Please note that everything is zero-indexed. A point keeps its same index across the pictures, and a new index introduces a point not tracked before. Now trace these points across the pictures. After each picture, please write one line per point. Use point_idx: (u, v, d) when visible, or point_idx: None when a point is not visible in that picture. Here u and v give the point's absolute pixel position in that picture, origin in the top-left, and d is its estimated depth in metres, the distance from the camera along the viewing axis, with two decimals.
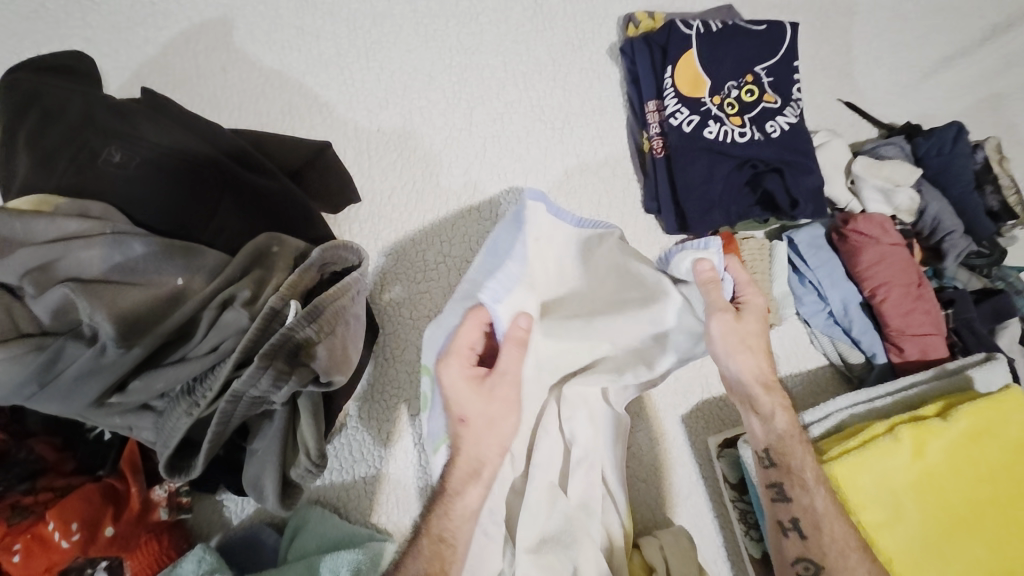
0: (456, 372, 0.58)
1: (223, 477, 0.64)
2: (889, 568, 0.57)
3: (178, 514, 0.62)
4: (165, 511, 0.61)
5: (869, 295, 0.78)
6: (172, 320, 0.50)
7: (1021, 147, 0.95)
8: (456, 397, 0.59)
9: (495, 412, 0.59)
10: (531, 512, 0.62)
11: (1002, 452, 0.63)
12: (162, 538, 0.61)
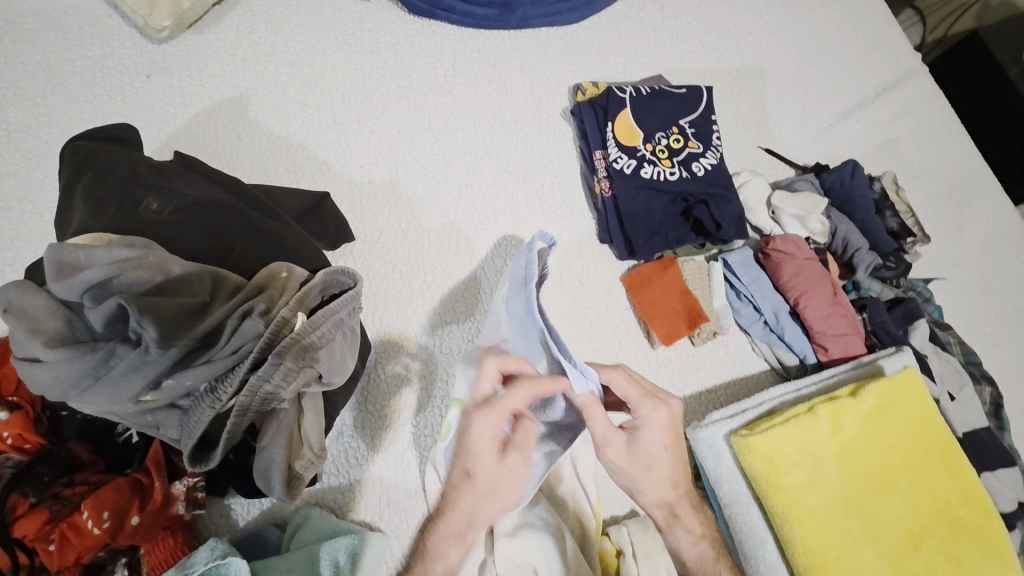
0: (486, 425, 0.61)
1: (233, 480, 0.72)
2: (816, 523, 0.67)
3: (193, 509, 0.69)
4: (183, 505, 0.68)
5: (793, 305, 0.91)
6: (202, 326, 0.62)
7: (917, 180, 1.13)
8: (477, 449, 0.62)
9: (505, 475, 0.62)
10: None
11: (906, 423, 0.74)
12: (177, 534, 0.68)
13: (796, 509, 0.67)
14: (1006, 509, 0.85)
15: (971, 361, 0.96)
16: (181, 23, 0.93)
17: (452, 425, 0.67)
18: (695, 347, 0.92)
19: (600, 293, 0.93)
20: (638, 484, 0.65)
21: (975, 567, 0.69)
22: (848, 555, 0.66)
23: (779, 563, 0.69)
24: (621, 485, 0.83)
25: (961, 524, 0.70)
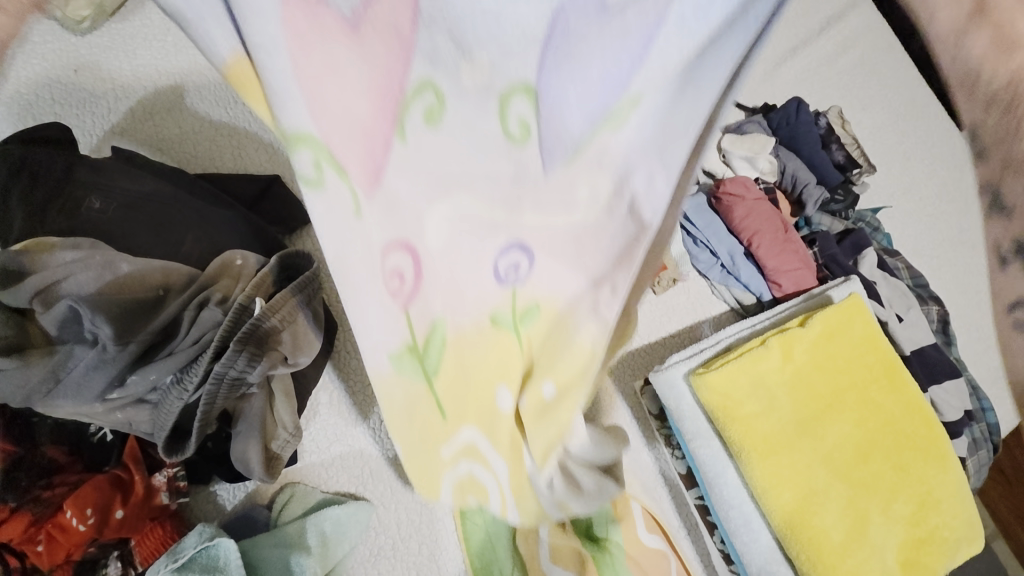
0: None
1: (216, 468, 0.73)
2: (771, 447, 0.71)
3: (177, 498, 0.71)
4: (166, 495, 0.70)
5: (747, 246, 0.94)
6: (158, 320, 0.63)
7: (863, 113, 1.15)
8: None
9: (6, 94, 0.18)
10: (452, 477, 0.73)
11: (853, 346, 0.78)
12: (166, 523, 0.70)
13: (750, 435, 0.71)
14: (952, 418, 0.90)
15: (918, 284, 1.01)
16: (103, 11, 0.89)
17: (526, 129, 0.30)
18: (658, 295, 0.96)
19: None
20: None
21: (919, 472, 0.74)
22: (802, 473, 0.71)
23: (740, 487, 0.73)
24: None
25: (906, 435, 0.75)
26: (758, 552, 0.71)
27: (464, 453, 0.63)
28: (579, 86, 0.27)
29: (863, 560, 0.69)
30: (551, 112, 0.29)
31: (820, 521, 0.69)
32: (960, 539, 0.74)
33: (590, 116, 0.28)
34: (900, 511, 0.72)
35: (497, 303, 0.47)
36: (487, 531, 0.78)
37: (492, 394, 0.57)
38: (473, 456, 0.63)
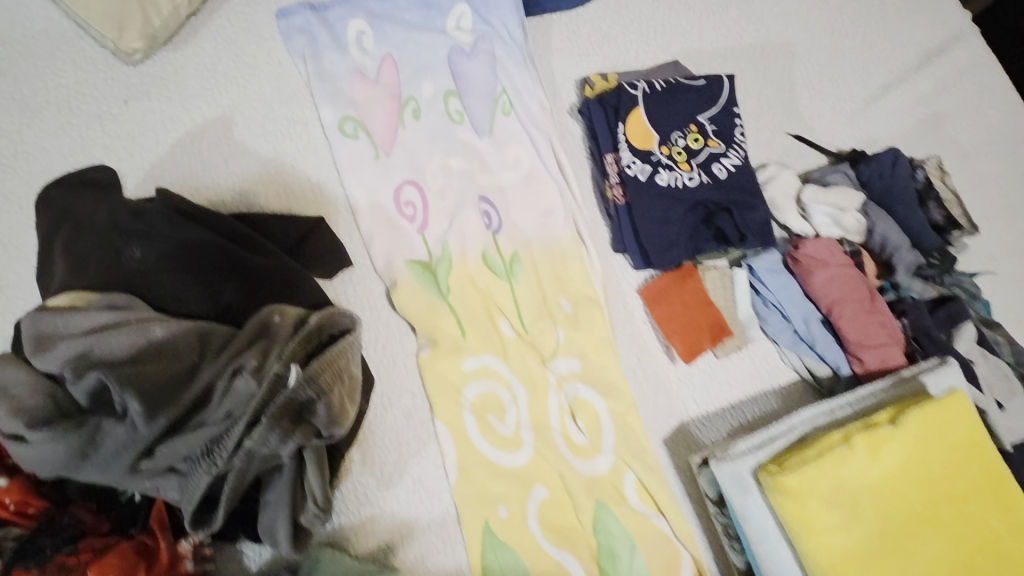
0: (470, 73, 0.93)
1: (241, 528, 0.68)
2: (844, 565, 0.62)
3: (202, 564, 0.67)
4: (190, 561, 0.67)
5: (825, 312, 0.85)
6: (191, 390, 0.59)
7: (965, 159, 1.02)
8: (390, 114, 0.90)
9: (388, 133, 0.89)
10: (475, 483, 0.79)
11: (954, 452, 0.67)
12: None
13: (825, 550, 0.62)
14: None
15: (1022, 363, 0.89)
16: (155, 42, 0.86)
17: (458, 110, 0.91)
18: (719, 360, 0.88)
19: (614, 310, 0.88)
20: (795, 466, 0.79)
21: None
22: None
23: None
24: (649, 511, 0.78)
25: (1009, 555, 0.65)
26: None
27: (482, 374, 0.82)
28: (476, 81, 0.93)
29: None
30: (465, 95, 0.92)
31: None
32: None
33: (518, 216, 0.88)
34: None
35: (486, 239, 0.86)
36: None
37: (497, 324, 0.83)
38: (491, 378, 0.81)
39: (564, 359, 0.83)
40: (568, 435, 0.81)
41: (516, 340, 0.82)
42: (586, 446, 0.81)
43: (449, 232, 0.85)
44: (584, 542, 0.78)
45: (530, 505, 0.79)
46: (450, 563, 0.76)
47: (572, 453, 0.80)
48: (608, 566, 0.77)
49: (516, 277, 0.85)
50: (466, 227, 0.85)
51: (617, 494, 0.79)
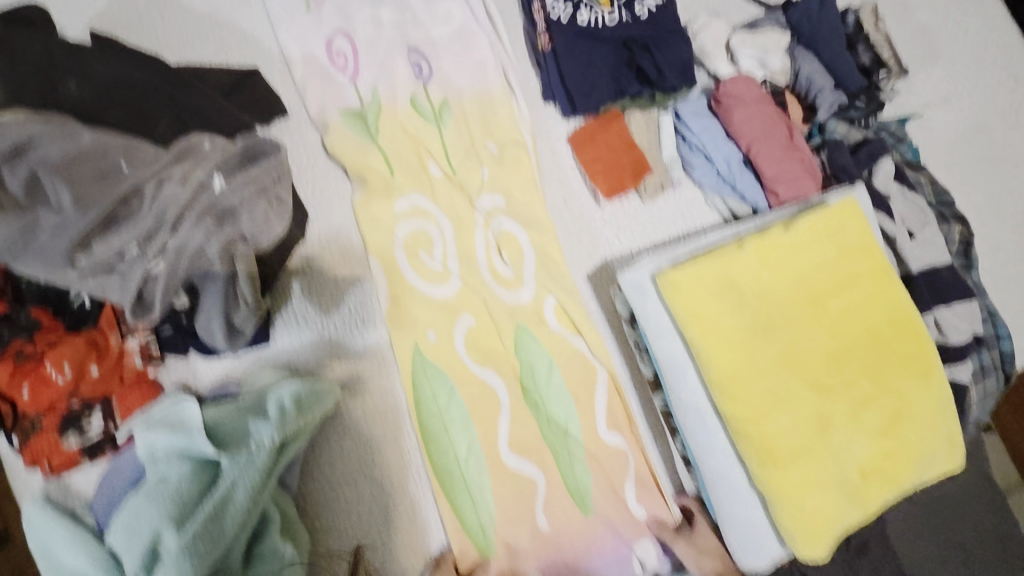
0: None
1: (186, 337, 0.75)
2: (730, 348, 0.66)
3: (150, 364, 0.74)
4: (139, 359, 0.73)
5: (745, 153, 0.88)
6: (118, 190, 0.64)
7: (904, 10, 1.02)
8: None
9: None
10: (408, 313, 0.85)
11: (842, 251, 0.70)
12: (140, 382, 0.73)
13: (711, 335, 0.66)
14: (957, 342, 0.84)
15: (941, 201, 0.91)
16: None
17: None
18: (646, 204, 0.91)
19: (544, 158, 0.91)
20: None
21: (897, 382, 0.67)
22: (765, 376, 0.66)
23: (699, 387, 0.69)
24: (569, 335, 0.85)
25: (890, 342, 0.68)
26: (723, 484, 0.68)
27: (413, 214, 0.87)
28: None
29: (818, 466, 0.64)
30: None
31: (774, 425, 0.64)
32: (933, 453, 0.67)
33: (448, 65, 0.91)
34: (868, 423, 0.66)
35: (416, 87, 0.89)
36: (442, 418, 0.83)
37: (426, 166, 0.87)
38: (422, 218, 0.87)
39: (489, 196, 0.88)
40: (494, 268, 0.87)
41: (444, 181, 0.88)
42: (513, 279, 0.87)
43: (379, 79, 0.88)
44: (507, 362, 0.84)
45: (460, 331, 0.85)
46: (384, 381, 0.83)
47: (497, 284, 0.86)
48: (529, 382, 0.84)
49: (445, 120, 0.89)
50: (397, 77, 0.88)
51: (539, 319, 0.85)
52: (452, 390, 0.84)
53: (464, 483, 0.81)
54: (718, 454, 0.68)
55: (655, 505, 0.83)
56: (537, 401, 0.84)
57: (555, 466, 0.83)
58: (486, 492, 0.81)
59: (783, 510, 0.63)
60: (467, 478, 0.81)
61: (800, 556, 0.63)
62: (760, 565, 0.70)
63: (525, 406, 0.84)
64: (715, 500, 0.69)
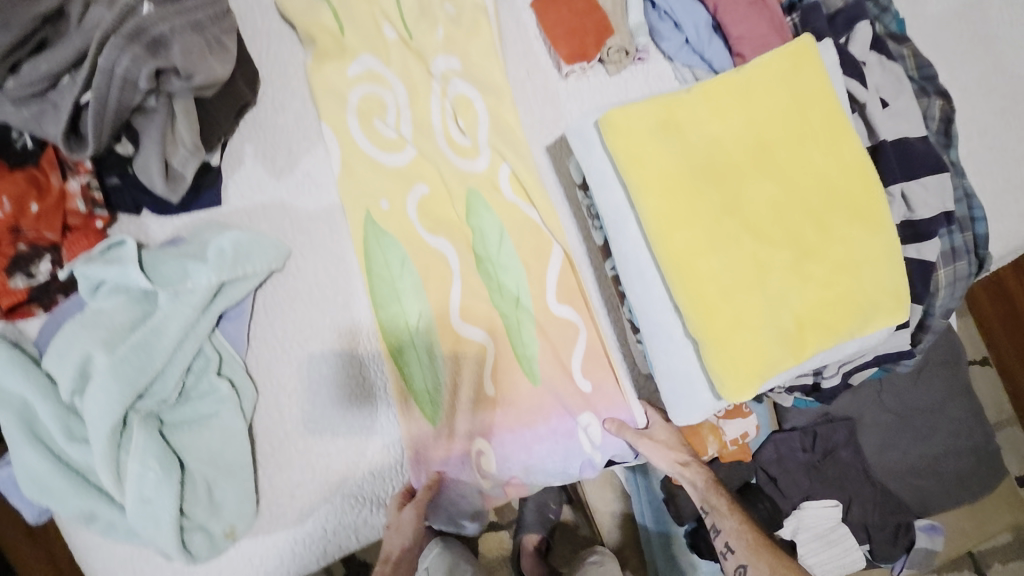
0: None
1: (133, 185, 0.74)
2: (669, 190, 0.64)
3: (94, 208, 0.72)
4: (82, 203, 0.71)
5: (713, 16, 0.84)
6: (41, 9, 0.65)
7: None
8: None
9: None
10: (358, 180, 0.82)
11: (795, 99, 0.68)
12: (86, 225, 0.72)
13: (649, 175, 0.64)
14: (925, 217, 0.81)
15: (923, 76, 0.87)
16: None
17: None
18: (611, 77, 0.86)
19: (505, 25, 0.87)
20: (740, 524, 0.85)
21: (842, 232, 0.65)
22: (703, 218, 0.64)
23: (639, 237, 0.67)
24: (523, 203, 0.82)
25: (842, 194, 0.66)
26: (659, 335, 0.68)
27: (366, 78, 0.84)
28: None
29: (753, 311, 0.64)
30: None
31: (708, 266, 0.63)
32: (877, 307, 0.66)
33: None
34: (810, 273, 0.65)
35: None
36: (394, 286, 0.81)
37: (380, 28, 0.84)
38: (376, 82, 0.84)
39: (445, 60, 0.85)
40: (450, 135, 0.84)
41: (399, 44, 0.84)
42: (467, 146, 0.83)
43: None
44: (459, 230, 0.82)
45: (413, 198, 0.83)
46: (332, 246, 0.81)
47: (450, 151, 0.83)
48: (481, 250, 0.82)
49: None
50: None
51: (492, 186, 0.82)
52: (403, 257, 0.82)
53: (414, 346, 0.80)
54: (658, 306, 0.68)
55: (602, 377, 0.80)
56: (491, 269, 0.82)
57: (505, 334, 0.81)
58: (437, 357, 0.80)
59: (713, 350, 0.62)
60: (416, 344, 0.80)
61: (728, 396, 0.63)
62: (695, 420, 0.70)
63: (476, 275, 0.82)
64: (653, 352, 0.69)
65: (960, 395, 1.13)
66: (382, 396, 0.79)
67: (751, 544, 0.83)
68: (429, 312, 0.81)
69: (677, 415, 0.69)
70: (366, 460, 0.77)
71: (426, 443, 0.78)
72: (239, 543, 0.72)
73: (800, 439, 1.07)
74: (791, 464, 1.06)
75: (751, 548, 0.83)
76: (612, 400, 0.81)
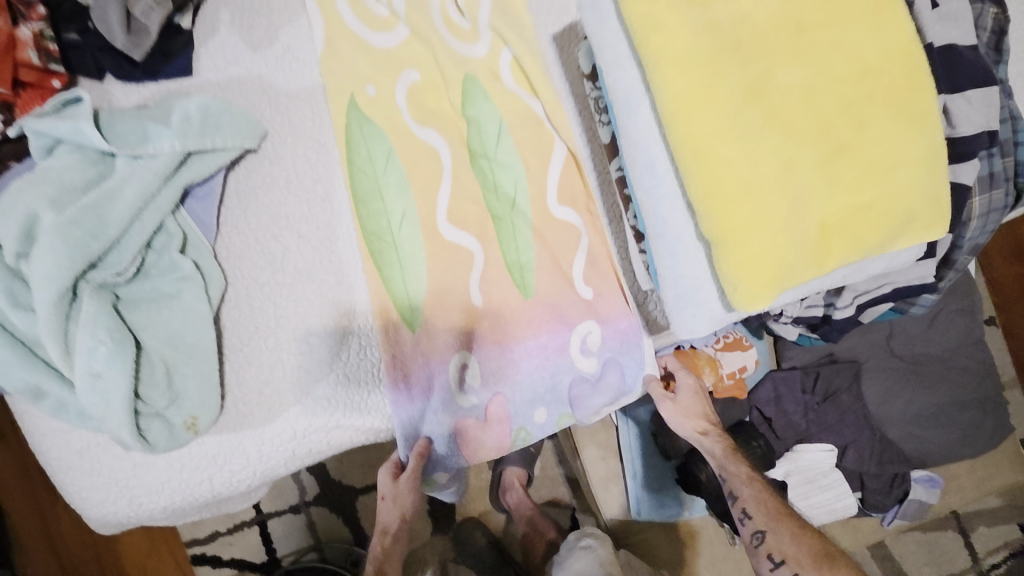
0: None
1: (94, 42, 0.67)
2: (689, 65, 0.55)
3: (49, 62, 0.64)
4: (35, 54, 0.63)
5: None
6: None
7: None
8: None
9: None
10: (343, 59, 0.74)
11: None
12: (42, 81, 0.64)
13: (667, 47, 0.55)
14: (968, 134, 0.73)
15: None
16: None
17: None
18: None
19: None
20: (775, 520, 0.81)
21: (880, 129, 0.58)
22: (726, 101, 0.55)
23: (651, 125, 0.60)
24: (524, 94, 0.75)
25: (883, 84, 0.58)
26: (667, 234, 0.62)
27: None
28: None
29: (776, 209, 0.55)
30: None
31: (728, 155, 0.55)
32: (910, 216, 0.59)
33: None
34: (842, 171, 0.57)
35: None
36: (377, 181, 0.73)
37: None
38: None
39: None
40: (447, 15, 0.75)
41: None
42: (467, 29, 0.76)
43: None
44: (451, 122, 0.75)
45: (403, 83, 0.74)
46: (313, 131, 0.74)
47: (448, 32, 0.75)
48: (476, 144, 0.75)
49: None
50: None
51: (491, 74, 0.75)
52: (388, 149, 0.73)
53: (396, 248, 0.72)
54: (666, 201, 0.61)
55: (603, 286, 0.77)
56: (485, 166, 0.75)
57: (496, 241, 0.75)
58: (418, 261, 0.72)
59: (727, 251, 0.55)
60: (399, 246, 0.72)
61: (739, 304, 0.56)
62: (700, 333, 0.65)
63: (467, 172, 0.75)
64: (658, 256, 0.63)
65: (972, 344, 1.10)
66: (361, 295, 0.73)
67: (773, 512, 0.82)
68: (416, 211, 0.73)
69: (679, 325, 0.64)
70: (341, 361, 0.72)
71: (404, 349, 0.71)
72: (203, 438, 0.69)
73: (801, 380, 1.05)
74: (789, 405, 1.05)
75: (773, 515, 0.82)
76: (615, 307, 0.77)
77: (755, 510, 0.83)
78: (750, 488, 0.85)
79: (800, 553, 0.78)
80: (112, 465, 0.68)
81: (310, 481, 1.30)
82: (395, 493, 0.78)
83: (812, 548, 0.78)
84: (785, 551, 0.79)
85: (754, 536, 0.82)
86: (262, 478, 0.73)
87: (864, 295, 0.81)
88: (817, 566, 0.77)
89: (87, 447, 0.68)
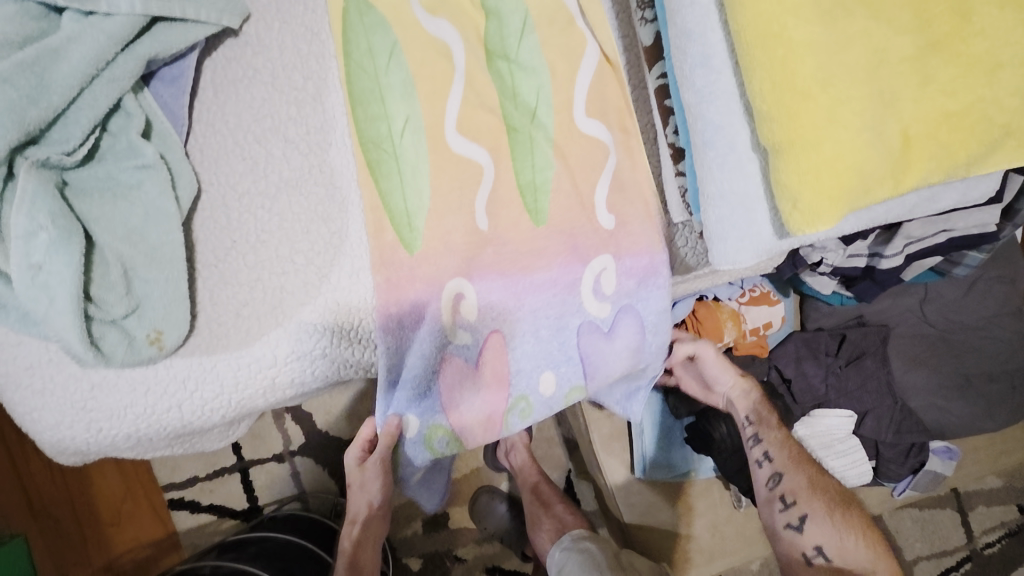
0: None
1: None
2: None
3: None
4: None
5: None
6: None
7: None
8: None
9: None
10: None
11: None
12: None
13: None
14: None
15: None
16: None
17: None
18: None
19: None
20: (796, 468, 0.83)
21: (983, 23, 0.50)
22: None
23: (710, 11, 0.51)
24: None
25: None
26: (717, 143, 0.53)
27: None
28: None
29: (856, 106, 0.48)
30: None
31: (809, 38, 0.47)
32: (1004, 130, 0.52)
33: None
34: (935, 69, 0.50)
35: None
36: (377, 80, 0.62)
37: None
38: None
39: None
40: None
41: None
42: None
43: None
44: (467, 13, 0.64)
45: None
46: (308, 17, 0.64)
47: None
48: (495, 43, 0.65)
49: None
50: None
51: None
52: (391, 42, 0.62)
53: (397, 160, 0.62)
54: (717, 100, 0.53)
55: (630, 214, 0.69)
56: (504, 69, 0.65)
57: (511, 156, 0.66)
58: (422, 174, 0.63)
59: (794, 156, 0.47)
60: (400, 157, 0.62)
61: (794, 225, 0.49)
62: (744, 264, 0.57)
63: (483, 74, 0.65)
64: (705, 168, 0.54)
65: (1010, 313, 1.03)
66: (355, 213, 0.63)
67: (794, 458, 0.84)
68: (422, 119, 0.63)
69: (717, 252, 0.57)
70: (330, 281, 0.63)
71: (402, 275, 0.62)
72: (172, 360, 0.60)
73: (825, 342, 0.99)
74: (811, 369, 0.98)
75: (793, 461, 0.84)
76: (640, 240, 0.70)
77: (777, 455, 0.85)
78: (776, 434, 0.86)
79: (815, 499, 0.81)
80: (66, 385, 0.60)
81: (295, 430, 1.23)
82: (365, 474, 0.84)
83: (825, 495, 0.82)
84: (798, 494, 0.82)
85: (770, 478, 0.84)
86: (238, 410, 0.65)
87: (916, 244, 0.75)
88: (829, 512, 0.80)
89: (37, 365, 0.59)
